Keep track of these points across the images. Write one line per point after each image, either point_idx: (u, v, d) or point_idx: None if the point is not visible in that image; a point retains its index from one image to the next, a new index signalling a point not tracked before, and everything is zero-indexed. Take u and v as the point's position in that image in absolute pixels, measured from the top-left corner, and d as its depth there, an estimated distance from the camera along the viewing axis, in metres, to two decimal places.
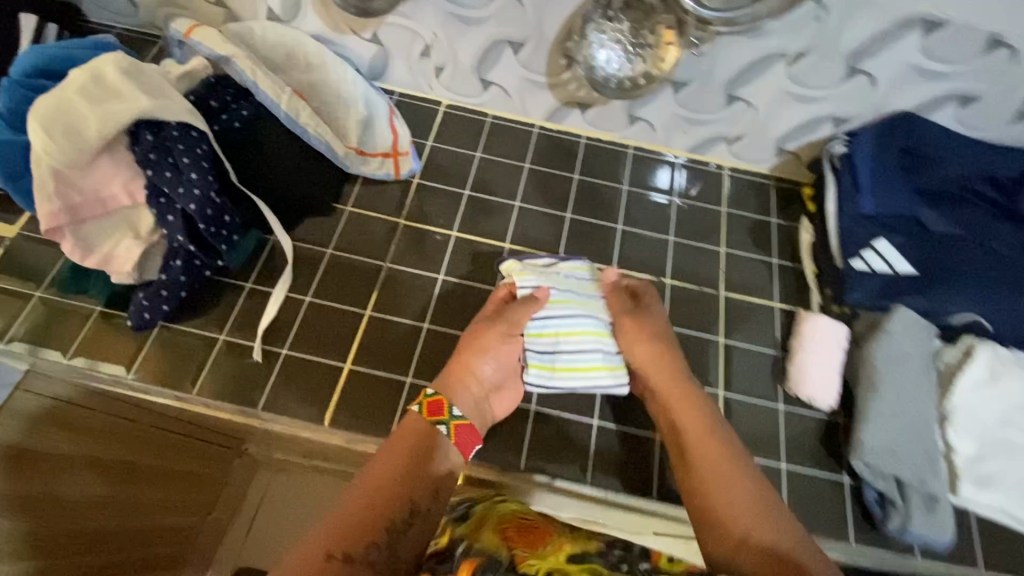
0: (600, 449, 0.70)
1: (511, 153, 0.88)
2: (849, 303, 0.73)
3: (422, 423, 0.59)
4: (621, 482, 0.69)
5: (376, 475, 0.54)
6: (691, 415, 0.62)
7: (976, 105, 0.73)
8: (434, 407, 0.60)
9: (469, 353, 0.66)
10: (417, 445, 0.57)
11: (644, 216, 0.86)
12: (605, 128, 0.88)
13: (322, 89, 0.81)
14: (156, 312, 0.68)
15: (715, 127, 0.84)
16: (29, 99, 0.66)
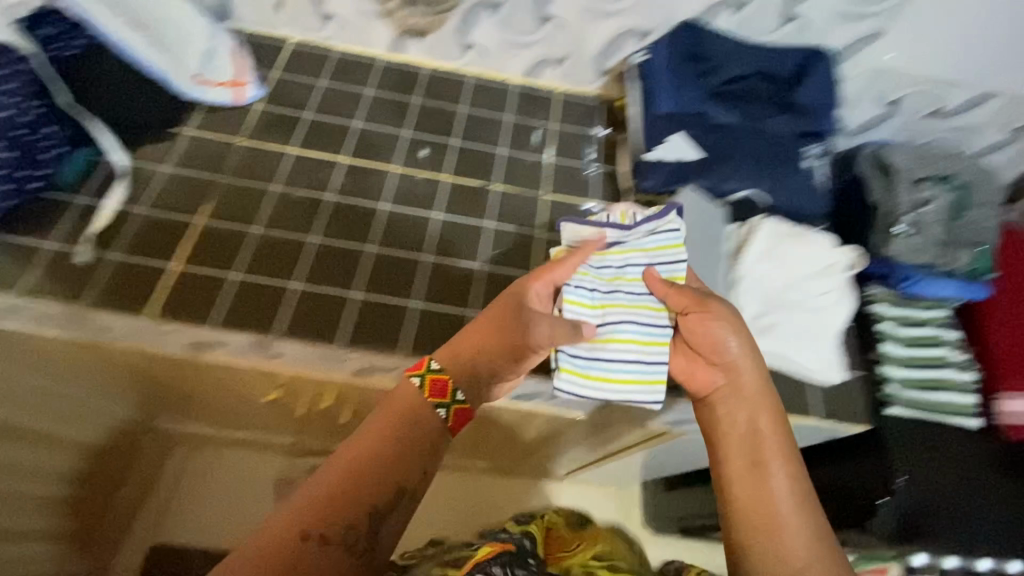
0: (414, 321, 0.73)
1: (355, 81, 0.94)
2: (646, 189, 0.81)
3: (418, 399, 0.55)
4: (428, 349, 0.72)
5: (362, 444, 0.51)
6: (746, 415, 0.60)
7: (745, 10, 0.82)
8: (438, 386, 0.56)
9: (501, 333, 0.59)
10: (412, 425, 0.53)
11: (479, 131, 0.93)
12: (443, 57, 0.95)
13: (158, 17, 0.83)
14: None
15: (539, 48, 0.92)
16: None
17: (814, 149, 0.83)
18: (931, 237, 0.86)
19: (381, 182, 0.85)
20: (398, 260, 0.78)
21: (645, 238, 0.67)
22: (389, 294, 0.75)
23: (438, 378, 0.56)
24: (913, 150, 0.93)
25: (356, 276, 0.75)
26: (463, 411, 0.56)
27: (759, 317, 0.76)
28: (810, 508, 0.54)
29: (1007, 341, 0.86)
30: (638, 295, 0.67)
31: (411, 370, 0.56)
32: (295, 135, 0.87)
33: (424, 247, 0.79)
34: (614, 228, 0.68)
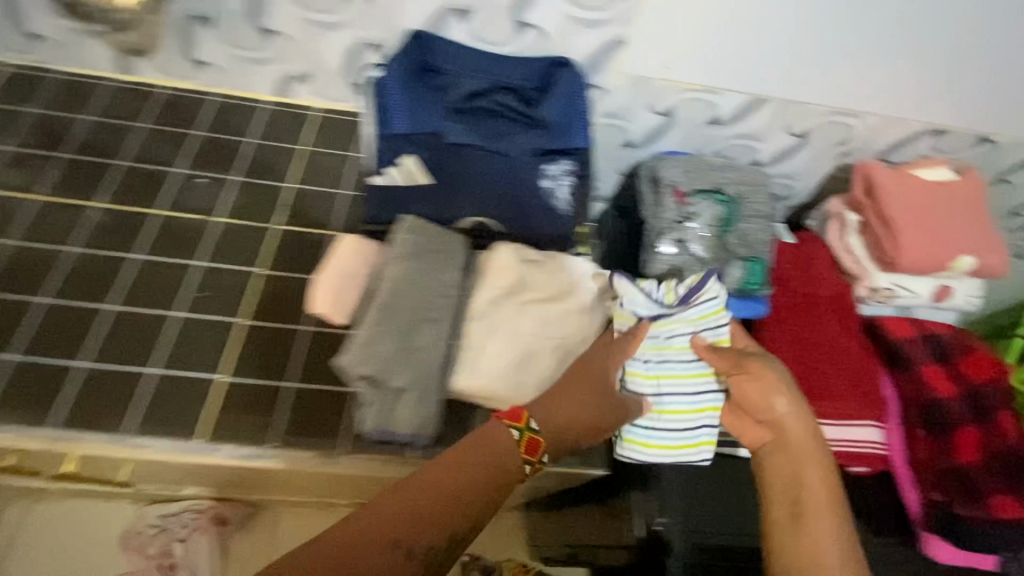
0: (77, 386, 0.64)
1: (76, 106, 0.85)
2: (369, 218, 0.74)
3: (511, 448, 0.54)
4: (87, 418, 0.62)
5: (467, 462, 0.52)
6: (791, 468, 0.57)
7: (472, 18, 0.77)
8: (530, 445, 0.55)
9: (564, 400, 0.59)
10: (501, 464, 0.53)
11: (215, 158, 0.84)
12: (180, 76, 0.87)
13: None
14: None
15: (275, 64, 0.84)
16: None
17: (557, 166, 0.77)
18: (693, 254, 0.81)
19: (80, 221, 0.75)
20: (73, 310, 0.68)
21: (688, 311, 0.69)
22: (48, 352, 0.65)
23: (530, 437, 0.55)
24: (687, 161, 0.87)
25: (27, 336, 0.66)
26: (533, 444, 0.55)
27: (482, 355, 0.69)
28: (853, 556, 0.52)
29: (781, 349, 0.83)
30: (689, 363, 0.69)
31: (508, 417, 0.56)
32: None
33: (108, 293, 0.70)
34: (658, 304, 0.69)
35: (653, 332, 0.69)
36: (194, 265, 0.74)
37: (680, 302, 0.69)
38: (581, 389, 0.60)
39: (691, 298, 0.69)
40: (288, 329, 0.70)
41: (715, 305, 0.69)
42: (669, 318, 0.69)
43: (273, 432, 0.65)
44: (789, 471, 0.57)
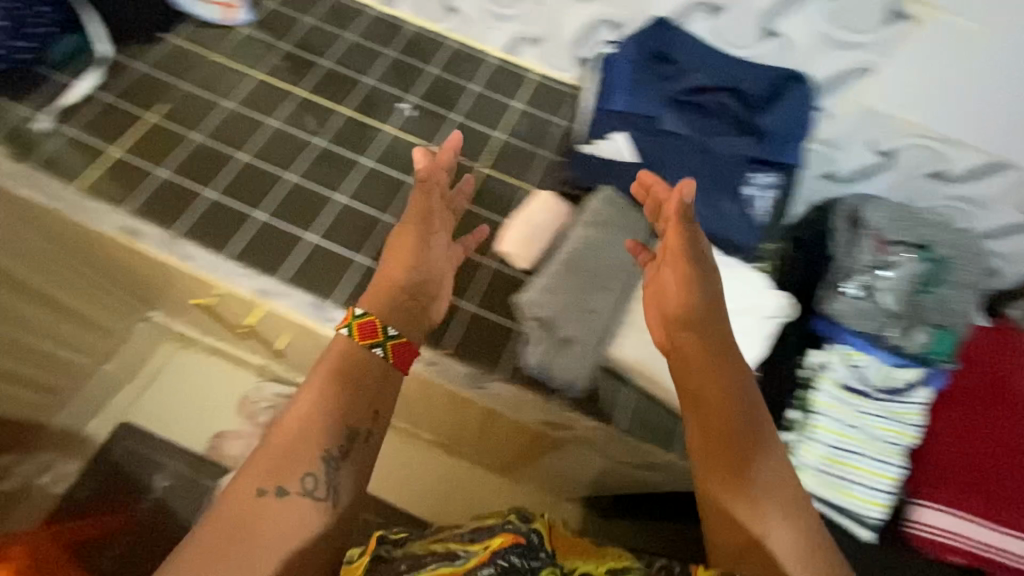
0: (305, 254, 0.76)
1: (340, 24, 0.97)
2: (569, 179, 0.79)
3: (351, 344, 0.58)
4: (309, 283, 0.75)
5: (314, 384, 0.56)
6: (714, 385, 0.59)
7: (722, 15, 0.78)
8: (364, 328, 0.59)
9: (398, 252, 0.67)
10: (350, 373, 0.57)
11: (443, 96, 0.92)
12: (429, 18, 0.97)
13: None
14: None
15: (517, 24, 0.92)
16: None
17: (762, 177, 0.76)
18: (880, 307, 0.76)
19: (327, 119, 0.87)
20: (309, 193, 0.80)
21: (887, 402, 0.76)
22: (288, 219, 0.78)
23: (365, 323, 0.59)
24: (895, 207, 0.82)
25: (271, 203, 0.79)
26: (370, 324, 0.60)
27: (639, 334, 0.71)
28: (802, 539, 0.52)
29: (678, 289, 0.64)
30: (870, 433, 0.75)
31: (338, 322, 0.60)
32: (263, 61, 0.91)
33: (341, 186, 0.82)
34: (864, 388, 0.76)
35: (845, 404, 0.76)
36: (409, 181, 0.83)
37: (889, 393, 0.76)
38: (405, 243, 0.67)
39: (899, 395, 0.76)
40: (476, 259, 0.78)
41: (920, 408, 0.76)
42: (870, 400, 0.76)
43: (445, 338, 0.73)
44: (709, 419, 0.58)
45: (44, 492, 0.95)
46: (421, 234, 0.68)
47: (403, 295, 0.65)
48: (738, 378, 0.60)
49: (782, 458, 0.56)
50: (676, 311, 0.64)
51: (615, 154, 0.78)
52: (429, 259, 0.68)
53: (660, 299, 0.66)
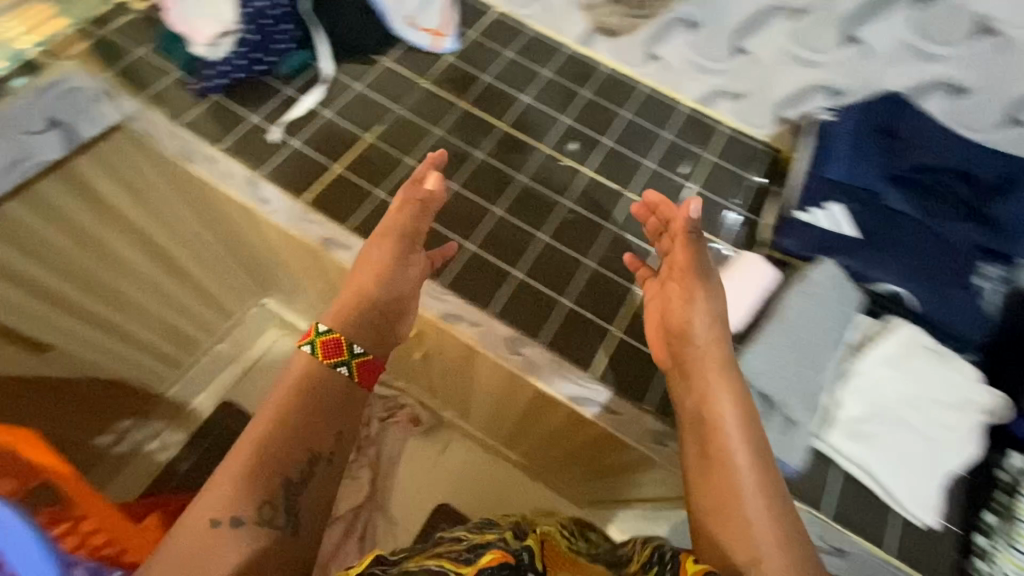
0: (513, 289, 0.81)
1: (537, 59, 0.98)
2: (781, 247, 0.79)
3: (314, 363, 0.64)
4: (517, 318, 0.80)
5: (274, 399, 0.61)
6: (729, 414, 0.62)
7: (965, 98, 0.77)
8: (331, 346, 0.65)
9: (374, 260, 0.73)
10: (314, 402, 0.62)
11: (637, 141, 0.93)
12: (625, 61, 0.97)
13: None
14: (205, 81, 0.84)
15: (722, 78, 0.91)
16: None
17: (988, 269, 0.76)
18: None
19: (528, 157, 0.91)
20: (514, 230, 0.85)
21: None
22: (497, 252, 0.84)
23: (329, 340, 0.65)
24: None
25: (482, 235, 0.85)
26: (335, 339, 0.66)
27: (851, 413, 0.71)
28: (786, 531, 0.55)
29: (682, 303, 0.69)
30: None
31: (299, 340, 0.66)
32: (467, 92, 0.94)
33: (543, 226, 0.86)
34: None
35: None
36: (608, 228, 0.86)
37: None
38: (383, 244, 0.73)
39: None
40: None
41: None
42: None
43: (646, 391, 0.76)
44: (707, 432, 0.62)
45: (148, 457, 1.25)
46: (400, 258, 0.73)
47: (361, 315, 0.69)
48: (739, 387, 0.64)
49: (745, 429, 0.61)
50: (675, 325, 0.69)
51: (831, 226, 0.78)
52: (405, 278, 0.73)
53: (665, 312, 0.71)
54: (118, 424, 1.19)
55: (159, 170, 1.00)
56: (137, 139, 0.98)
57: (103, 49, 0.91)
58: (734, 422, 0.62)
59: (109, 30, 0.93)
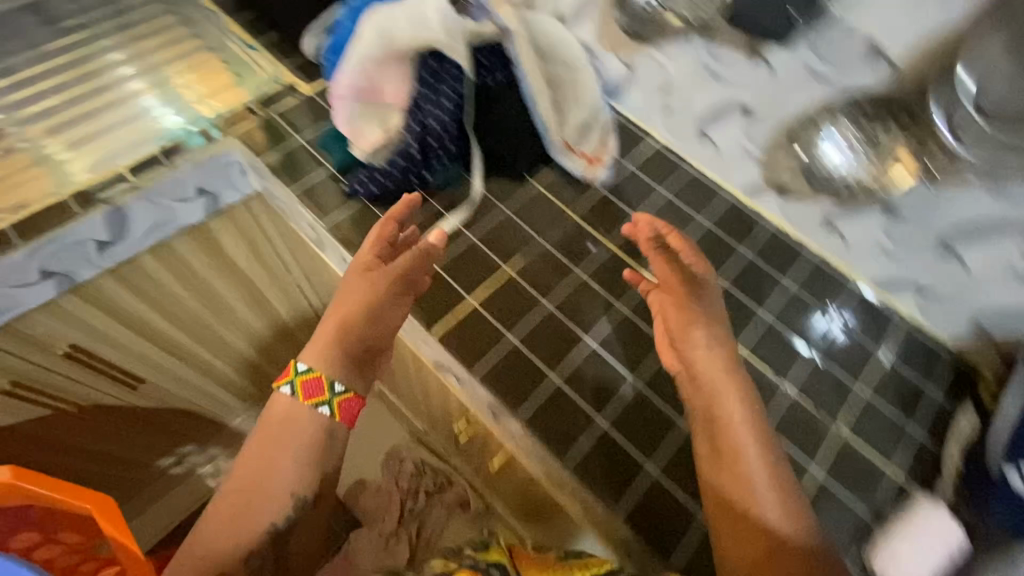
0: (643, 491, 0.69)
1: (695, 204, 0.89)
2: (986, 516, 0.64)
3: (295, 404, 0.72)
4: (644, 532, 0.68)
5: (258, 437, 0.73)
6: (739, 411, 0.65)
7: None
8: (311, 386, 0.72)
9: (347, 297, 0.74)
10: (278, 448, 0.72)
11: (801, 323, 0.80)
12: (796, 222, 0.85)
13: (570, 89, 0.93)
14: (355, 182, 0.84)
15: (911, 272, 0.80)
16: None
17: None
18: None
19: None
20: (652, 411, 0.73)
21: None
22: (632, 437, 0.72)
23: (306, 382, 0.72)
24: None
25: (614, 410, 0.73)
26: (312, 379, 0.72)
27: None
28: (797, 518, 0.61)
29: (678, 318, 0.72)
30: None
31: (281, 380, 0.74)
32: (616, 230, 0.86)
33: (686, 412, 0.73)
34: None
35: None
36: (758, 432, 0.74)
37: None
38: (362, 281, 0.74)
39: None
40: None
41: None
42: None
43: None
44: (709, 436, 0.66)
45: (200, 480, 1.33)
46: (392, 296, 0.75)
47: (353, 342, 0.74)
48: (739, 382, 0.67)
49: (750, 429, 0.65)
50: (673, 336, 0.72)
51: None
52: (390, 318, 0.75)
53: (665, 317, 0.73)
54: (181, 448, 1.29)
55: (286, 241, 0.98)
56: (269, 206, 0.95)
57: (261, 129, 0.91)
58: (741, 422, 0.65)
59: (271, 110, 0.92)
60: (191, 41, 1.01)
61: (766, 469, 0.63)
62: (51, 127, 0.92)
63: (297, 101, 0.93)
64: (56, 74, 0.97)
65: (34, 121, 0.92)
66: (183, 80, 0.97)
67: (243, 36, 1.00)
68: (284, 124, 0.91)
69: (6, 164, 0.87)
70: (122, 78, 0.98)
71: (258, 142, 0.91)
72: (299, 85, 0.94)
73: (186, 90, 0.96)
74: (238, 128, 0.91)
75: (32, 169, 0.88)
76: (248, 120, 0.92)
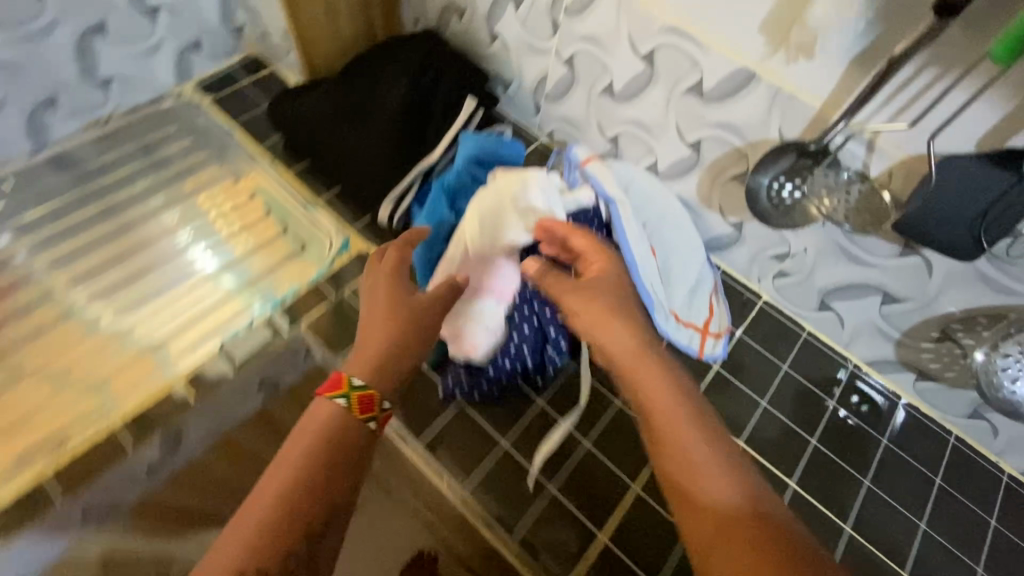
0: None
1: (821, 382, 0.84)
2: None
3: (347, 418, 0.55)
4: None
5: (297, 449, 0.53)
6: (670, 391, 0.56)
7: None
8: (366, 401, 0.56)
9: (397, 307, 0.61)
10: (341, 441, 0.54)
11: (963, 534, 0.74)
12: (934, 404, 0.80)
13: (675, 253, 0.85)
14: (453, 385, 0.73)
15: None
16: (462, 179, 0.77)
17: None
18: None
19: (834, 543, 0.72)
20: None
21: None
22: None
23: (366, 397, 0.56)
24: None
25: None
26: (367, 397, 0.56)
27: None
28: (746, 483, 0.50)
29: (591, 306, 0.61)
30: None
31: (330, 391, 0.56)
32: (745, 425, 0.80)
33: None
34: None
35: None
36: None
37: None
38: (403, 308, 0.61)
39: None
40: None
41: None
42: None
43: None
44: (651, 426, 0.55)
45: None
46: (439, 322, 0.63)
47: (387, 358, 0.59)
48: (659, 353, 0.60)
49: (681, 396, 0.56)
50: (593, 336, 0.61)
51: None
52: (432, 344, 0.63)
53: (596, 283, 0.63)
54: None
55: None
56: None
57: (330, 316, 0.80)
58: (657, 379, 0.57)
59: (343, 290, 0.82)
60: (251, 201, 0.92)
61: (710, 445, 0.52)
62: (106, 321, 0.82)
63: (367, 276, 0.83)
64: (104, 249, 0.87)
65: (86, 313, 0.82)
66: (245, 251, 0.88)
67: (297, 190, 0.90)
68: (360, 306, 0.80)
69: (61, 373, 0.77)
70: (183, 247, 0.89)
71: (327, 332, 0.78)
72: (372, 252, 0.85)
73: (252, 265, 0.87)
74: (308, 316, 0.80)
75: (83, 378, 0.76)
76: (318, 304, 0.81)
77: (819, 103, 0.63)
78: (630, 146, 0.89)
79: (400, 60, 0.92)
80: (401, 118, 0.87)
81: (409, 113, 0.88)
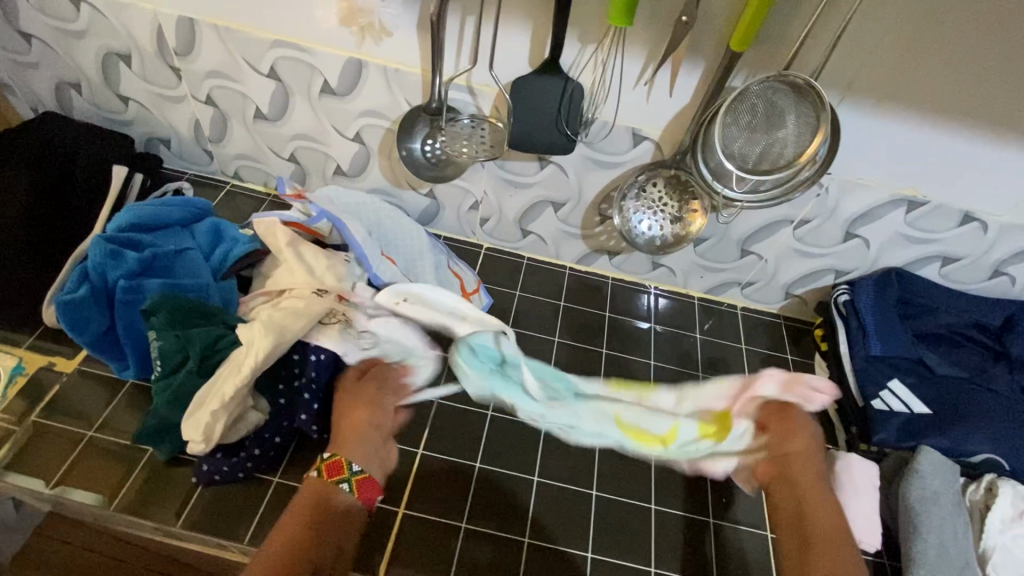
0: None
1: (548, 292, 0.96)
2: (879, 441, 0.79)
3: (321, 490, 0.59)
4: None
5: (293, 520, 0.56)
6: (813, 475, 0.66)
7: (956, 263, 0.83)
8: (333, 467, 0.60)
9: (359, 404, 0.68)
10: (323, 508, 0.58)
11: (682, 354, 0.92)
12: (631, 271, 0.98)
13: (401, 244, 0.89)
14: (213, 470, 0.67)
15: (732, 273, 0.94)
16: (112, 249, 0.74)
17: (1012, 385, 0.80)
18: None
19: None
20: (635, 511, 0.73)
21: None
22: (629, 558, 0.69)
23: (332, 463, 0.60)
24: None
25: (591, 535, 0.70)
26: (333, 466, 0.60)
27: None
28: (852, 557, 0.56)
29: (799, 437, 0.69)
30: None
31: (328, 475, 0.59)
32: None
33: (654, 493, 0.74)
34: None
35: None
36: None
37: None
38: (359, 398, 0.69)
39: None
40: None
41: None
42: None
43: None
44: (796, 506, 0.63)
45: None
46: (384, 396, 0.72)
47: (369, 431, 0.66)
48: (816, 477, 0.66)
49: (816, 481, 0.66)
50: (781, 446, 0.69)
51: (901, 404, 0.80)
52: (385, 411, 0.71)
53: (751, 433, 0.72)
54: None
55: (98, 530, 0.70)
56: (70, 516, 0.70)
57: (20, 451, 0.69)
58: (787, 495, 0.65)
59: (31, 413, 0.72)
60: None
61: (835, 527, 0.60)
62: None
63: (54, 391, 0.74)
64: None
65: None
66: None
67: None
68: (54, 423, 0.72)
69: None
70: None
71: (25, 465, 0.68)
72: (55, 362, 0.76)
73: None
74: None
75: None
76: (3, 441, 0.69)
77: (418, 69, 0.74)
78: (307, 158, 0.91)
79: (13, 158, 0.83)
80: (37, 215, 0.80)
81: (50, 208, 0.82)
